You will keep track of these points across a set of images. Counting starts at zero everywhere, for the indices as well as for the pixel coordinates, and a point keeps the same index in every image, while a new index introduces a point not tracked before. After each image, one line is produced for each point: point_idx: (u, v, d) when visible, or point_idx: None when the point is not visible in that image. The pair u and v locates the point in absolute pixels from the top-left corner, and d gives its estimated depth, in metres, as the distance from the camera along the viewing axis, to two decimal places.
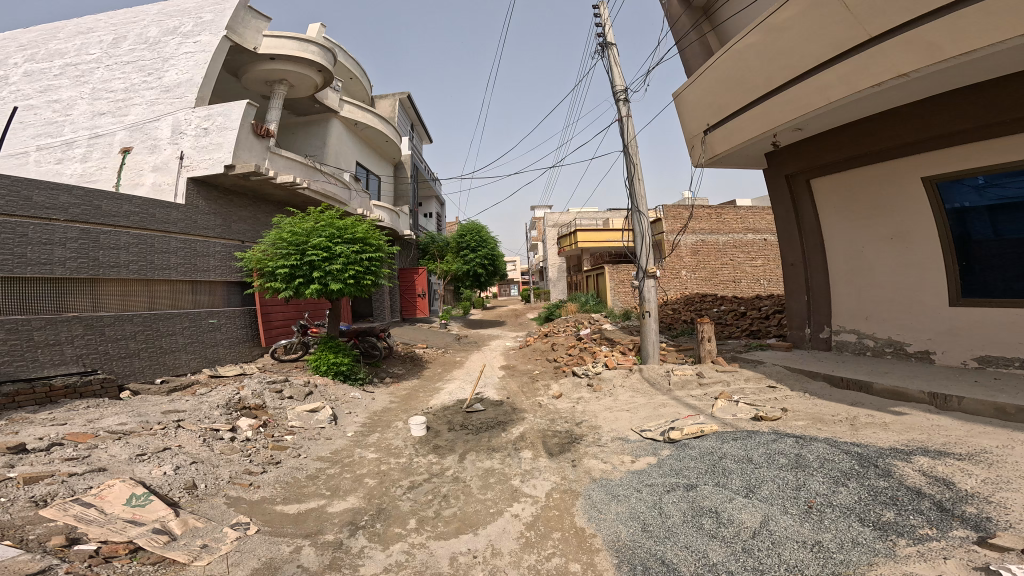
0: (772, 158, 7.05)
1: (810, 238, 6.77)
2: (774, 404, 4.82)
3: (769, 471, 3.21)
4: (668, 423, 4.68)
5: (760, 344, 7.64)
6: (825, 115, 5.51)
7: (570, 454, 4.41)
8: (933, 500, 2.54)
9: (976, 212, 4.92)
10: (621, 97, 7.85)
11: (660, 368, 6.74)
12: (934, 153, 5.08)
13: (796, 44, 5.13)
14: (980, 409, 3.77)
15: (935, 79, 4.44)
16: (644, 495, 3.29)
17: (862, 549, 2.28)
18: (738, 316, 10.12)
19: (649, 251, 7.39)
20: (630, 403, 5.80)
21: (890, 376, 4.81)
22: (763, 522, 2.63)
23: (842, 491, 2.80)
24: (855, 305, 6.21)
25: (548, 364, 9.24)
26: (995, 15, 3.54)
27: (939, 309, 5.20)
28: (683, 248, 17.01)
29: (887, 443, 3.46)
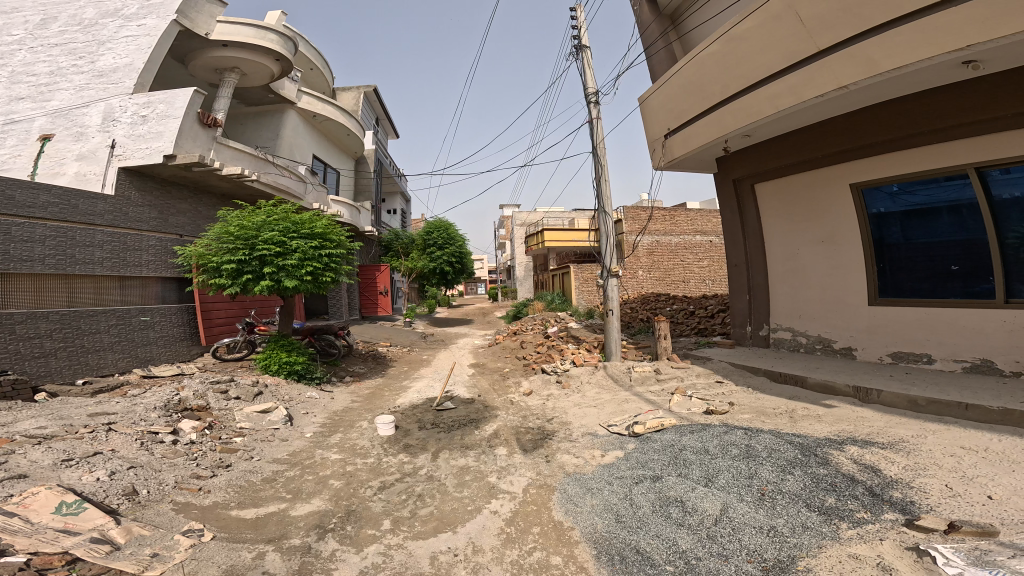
0: (722, 164, 7.49)
1: (752, 239, 7.23)
2: (722, 398, 5.16)
3: (723, 461, 3.43)
4: (632, 418, 4.87)
5: (707, 342, 8.09)
6: (773, 124, 5.89)
7: (542, 449, 4.48)
8: (865, 486, 2.82)
9: (892, 217, 5.46)
10: (592, 99, 8.01)
11: (622, 365, 6.98)
12: (861, 163, 5.56)
13: (751, 55, 5.48)
14: (895, 402, 4.20)
15: (868, 93, 4.86)
16: (616, 487, 3.41)
17: (812, 532, 2.49)
18: (688, 314, 10.68)
19: (613, 251, 7.57)
20: (598, 399, 5.97)
21: (823, 371, 5.26)
22: (723, 510, 2.81)
23: (790, 479, 3.05)
24: (790, 304, 6.72)
25: (516, 363, 9.30)
26: (924, 33, 3.90)
27: (860, 307, 5.73)
28: (641, 249, 17.70)
29: (825, 434, 3.79)
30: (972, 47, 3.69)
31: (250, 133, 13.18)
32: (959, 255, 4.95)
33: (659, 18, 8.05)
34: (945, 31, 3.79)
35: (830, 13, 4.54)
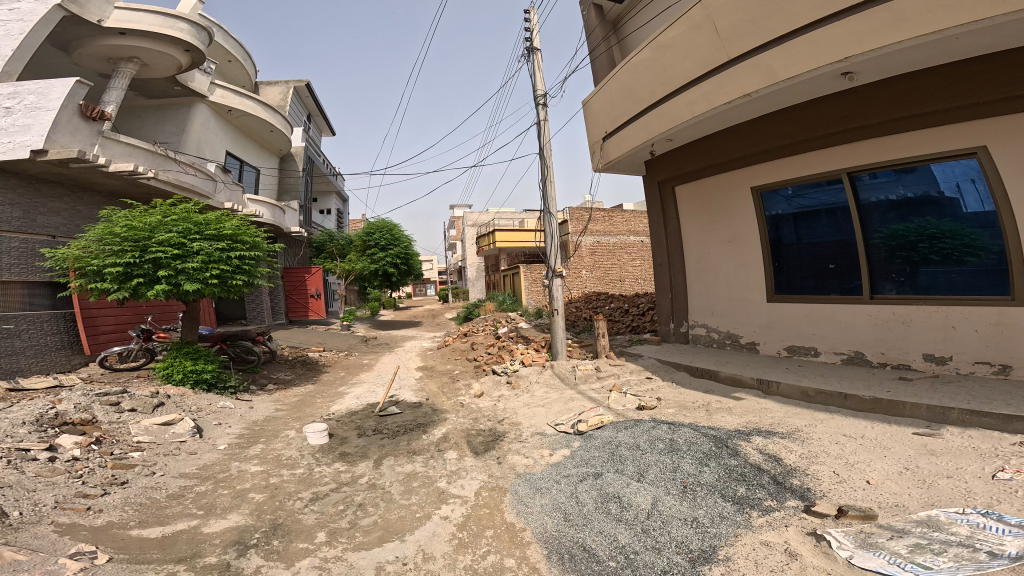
0: (651, 167, 8.01)
1: (673, 239, 7.80)
2: (652, 394, 5.52)
3: (652, 455, 3.69)
4: (577, 415, 5.09)
5: (639, 339, 8.65)
6: (692, 128, 6.38)
7: (493, 451, 4.51)
8: (770, 475, 3.19)
9: (786, 219, 6.12)
10: (541, 101, 8.11)
11: (568, 363, 7.18)
12: (765, 169, 6.18)
13: (675, 61, 5.88)
14: (791, 393, 4.78)
15: (768, 101, 5.39)
16: (563, 485, 3.52)
17: (728, 522, 2.76)
18: (625, 312, 11.29)
19: (558, 251, 7.79)
20: (545, 399, 6.12)
21: (731, 365, 5.84)
22: (654, 504, 3.03)
23: (707, 470, 3.35)
24: (704, 302, 7.37)
25: (466, 364, 9.24)
26: (812, 46, 4.38)
27: (760, 304, 6.42)
28: (584, 249, 18.45)
29: (735, 426, 4.22)
30: (848, 60, 4.20)
31: (148, 127, 11.78)
32: (836, 255, 5.61)
33: (603, 24, 8.37)
34: (825, 46, 4.29)
35: (739, 26, 4.99)
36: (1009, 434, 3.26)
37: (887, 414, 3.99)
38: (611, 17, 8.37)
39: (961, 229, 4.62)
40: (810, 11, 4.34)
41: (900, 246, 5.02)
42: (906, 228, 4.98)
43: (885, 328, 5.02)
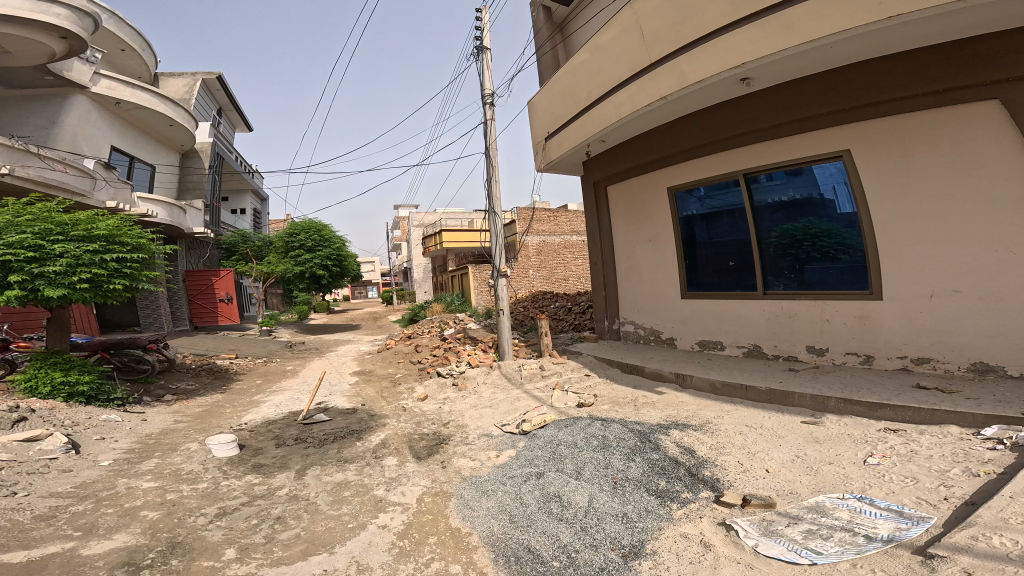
0: (588, 167, 8.34)
1: (606, 239, 8.18)
2: (590, 391, 5.78)
3: (587, 453, 3.87)
4: (522, 415, 5.17)
5: (580, 336, 9.01)
6: (623, 129, 6.69)
7: (439, 455, 4.45)
8: (685, 467, 3.49)
9: (696, 219, 6.62)
10: (488, 101, 8.05)
11: (515, 363, 7.26)
12: (681, 170, 6.64)
13: (608, 64, 6.14)
14: (702, 386, 5.26)
15: (684, 103, 5.77)
16: (508, 487, 3.57)
17: (653, 515, 2.98)
18: (568, 310, 11.64)
19: (503, 251, 7.84)
20: (492, 399, 6.14)
21: (656, 361, 6.28)
22: (590, 501, 3.19)
23: (634, 466, 3.59)
24: (632, 299, 7.83)
25: (410, 366, 9.00)
26: (718, 51, 4.72)
27: (676, 299, 6.96)
28: (530, 248, 18.85)
29: (658, 420, 4.55)
30: (745, 65, 4.57)
31: (13, 114, 10.98)
32: (735, 253, 6.19)
33: (550, 25, 8.55)
34: (726, 52, 4.66)
35: (659, 31, 5.30)
36: (875, 420, 3.82)
37: (781, 404, 4.53)
38: (558, 19, 8.55)
39: (832, 228, 5.24)
40: (718, 18, 4.69)
41: (789, 244, 5.62)
42: (794, 228, 5.58)
43: (775, 321, 5.68)
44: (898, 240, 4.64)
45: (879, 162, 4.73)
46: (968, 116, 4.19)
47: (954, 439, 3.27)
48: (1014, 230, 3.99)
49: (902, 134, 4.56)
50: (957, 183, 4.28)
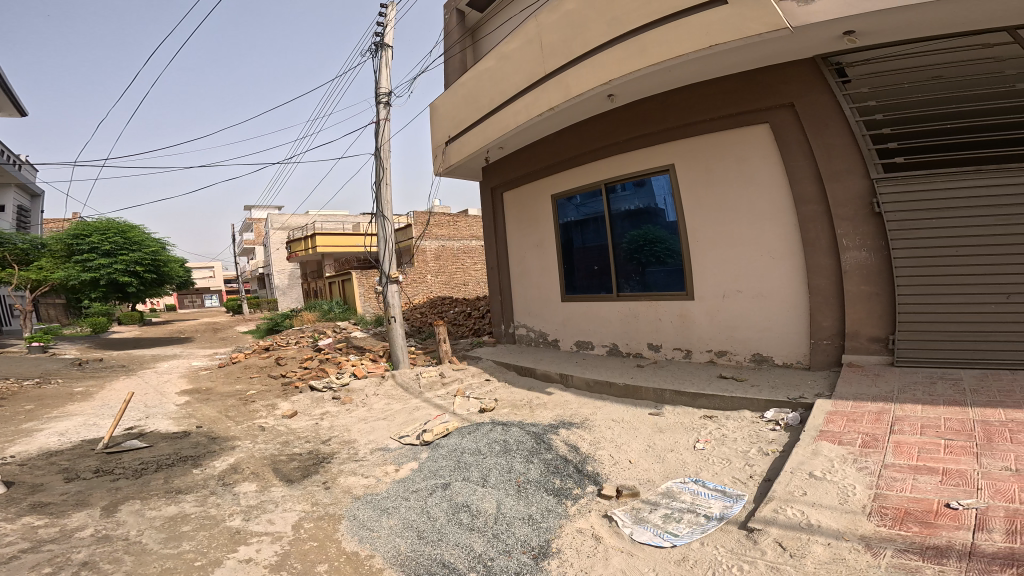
0: (487, 173, 8.54)
1: (502, 243, 8.45)
2: (490, 395, 5.91)
3: (491, 459, 3.92)
4: (422, 425, 5.01)
5: (479, 341, 9.13)
6: (519, 137, 6.96)
7: (319, 476, 4.07)
8: (573, 464, 3.77)
9: (573, 226, 7.11)
10: (382, 100, 7.68)
11: (411, 371, 7.12)
12: (563, 178, 7.14)
13: (509, 72, 6.38)
14: (581, 385, 5.75)
15: (566, 115, 6.20)
16: (412, 502, 3.42)
17: (554, 514, 3.15)
18: (468, 315, 11.70)
19: (392, 257, 7.52)
20: (384, 411, 5.83)
21: (547, 362, 6.67)
22: (498, 508, 3.24)
23: (533, 467, 3.76)
24: (523, 303, 8.20)
25: (272, 382, 7.95)
26: (594, 68, 5.14)
27: (558, 303, 7.47)
28: (428, 252, 18.52)
29: (548, 420, 4.84)
30: (612, 82, 5.02)
31: None
32: (598, 257, 6.77)
33: (462, 27, 8.55)
34: (601, 69, 5.08)
35: (555, 45, 5.64)
36: (696, 408, 4.62)
37: (635, 398, 5.17)
38: (470, 24, 8.60)
39: (660, 234, 6.01)
40: (598, 38, 5.12)
41: (635, 248, 6.28)
42: (636, 234, 6.26)
43: (627, 320, 6.43)
44: (704, 246, 5.59)
45: (694, 176, 5.62)
46: (750, 139, 5.17)
47: (749, 422, 4.13)
48: (772, 237, 5.10)
49: (708, 153, 5.48)
50: (743, 198, 5.27)
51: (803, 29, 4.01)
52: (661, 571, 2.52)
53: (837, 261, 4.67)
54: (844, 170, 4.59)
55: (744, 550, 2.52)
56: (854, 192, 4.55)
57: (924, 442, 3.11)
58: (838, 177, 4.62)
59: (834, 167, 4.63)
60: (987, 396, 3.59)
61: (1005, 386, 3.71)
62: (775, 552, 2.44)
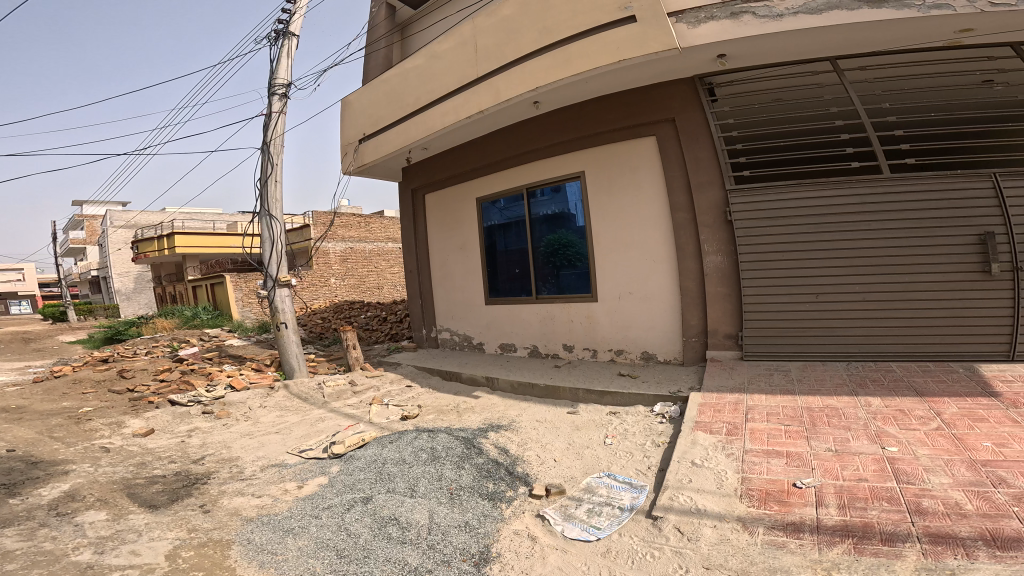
0: (405, 174, 8.33)
1: (421, 246, 8.30)
2: (413, 402, 5.69)
3: (418, 467, 3.76)
4: (329, 438, 4.64)
5: (397, 347, 8.80)
6: (443, 139, 6.90)
7: (194, 500, 3.56)
8: (505, 467, 3.77)
9: (496, 229, 7.19)
10: (278, 91, 7.12)
11: (310, 382, 6.65)
12: (484, 182, 7.23)
13: (438, 73, 6.27)
14: (506, 387, 5.80)
15: (487, 121, 6.29)
16: (324, 519, 3.15)
17: (490, 519, 3.11)
18: (382, 320, 11.22)
19: (279, 259, 7.01)
20: (275, 426, 5.31)
21: (473, 365, 6.64)
22: (431, 517, 3.11)
23: (465, 473, 3.67)
24: (446, 307, 8.07)
25: (113, 398, 6.67)
26: (521, 74, 5.28)
27: (481, 306, 7.47)
28: (332, 255, 17.41)
29: (478, 424, 4.79)
30: (538, 89, 5.17)
31: None
32: (520, 261, 6.92)
33: (390, 23, 8.20)
34: (528, 76, 5.23)
35: (489, 49, 5.65)
36: (603, 405, 4.92)
37: (555, 398, 5.36)
38: (400, 20, 8.30)
39: (571, 239, 6.30)
40: (530, 45, 5.23)
41: (552, 252, 6.52)
42: (552, 238, 6.50)
43: (545, 322, 6.64)
44: (603, 250, 5.99)
45: (597, 183, 5.99)
46: (637, 150, 5.66)
47: (643, 416, 4.50)
48: (655, 241, 5.61)
49: (605, 163, 5.91)
50: (632, 205, 5.74)
51: (690, 50, 4.60)
52: (594, 565, 2.63)
53: (700, 264, 5.28)
54: (706, 182, 5.22)
55: (653, 537, 2.74)
56: (712, 203, 5.20)
57: (770, 428, 3.65)
58: (701, 188, 5.24)
59: (698, 178, 5.25)
60: (808, 384, 4.33)
61: (819, 376, 4.51)
62: (676, 537, 2.69)
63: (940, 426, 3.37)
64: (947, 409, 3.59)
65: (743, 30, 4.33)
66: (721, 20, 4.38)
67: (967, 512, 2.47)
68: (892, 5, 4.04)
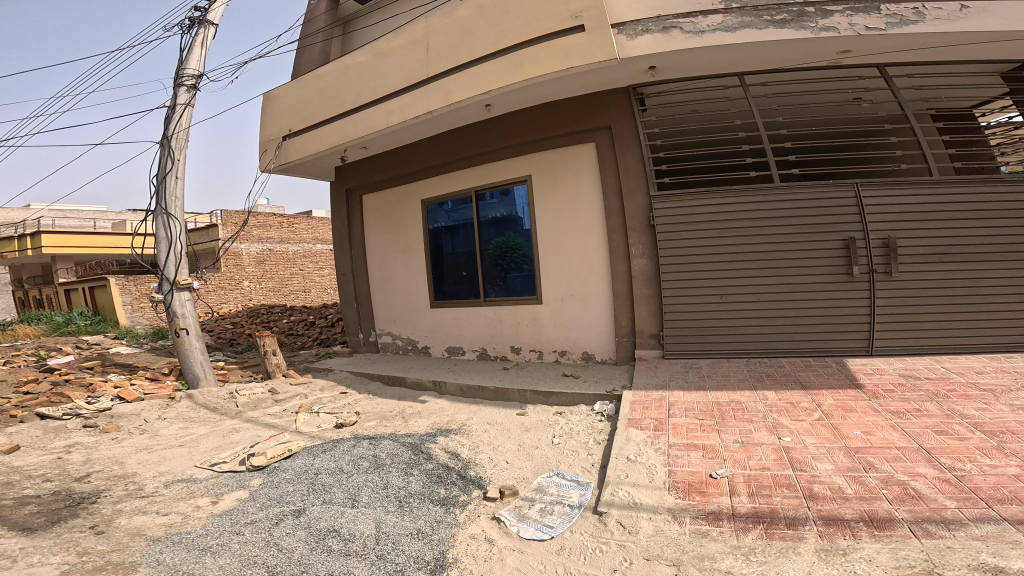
0: (339, 173, 7.97)
1: (357, 248, 7.97)
2: (350, 409, 5.39)
3: (359, 477, 3.54)
4: (247, 449, 4.25)
5: (328, 352, 8.35)
6: (383, 140, 6.67)
7: (82, 521, 3.08)
8: (456, 471, 3.67)
9: (442, 232, 7.07)
10: (188, 81, 6.49)
11: (219, 391, 6.17)
12: (427, 184, 7.10)
13: (382, 72, 6.06)
14: (455, 390, 5.68)
15: (431, 123, 6.17)
16: (248, 536, 2.86)
17: (444, 524, 3.00)
18: (308, 325, 10.58)
19: (177, 260, 6.39)
20: (178, 438, 4.77)
21: (417, 369, 6.44)
22: (378, 526, 2.93)
23: (413, 480, 3.51)
24: (386, 311, 7.79)
25: None
26: (470, 77, 5.26)
27: (426, 309, 7.29)
28: (246, 257, 16.20)
29: (426, 429, 4.63)
30: (490, 92, 5.16)
31: None
32: (467, 264, 6.85)
33: (331, 16, 7.86)
34: (478, 79, 5.20)
35: (441, 49, 5.54)
36: (551, 406, 4.98)
37: (504, 400, 5.33)
38: (342, 14, 7.97)
39: (519, 241, 6.35)
40: (485, 48, 5.19)
41: (500, 255, 6.52)
42: (501, 240, 6.51)
43: (491, 325, 6.62)
44: (546, 253, 6.10)
45: (542, 187, 6.09)
46: (576, 156, 5.85)
47: (585, 415, 4.62)
48: (591, 244, 5.81)
49: (546, 168, 6.05)
50: (570, 209, 5.92)
51: (627, 61, 4.86)
52: (550, 564, 2.62)
53: (629, 266, 5.56)
54: (634, 188, 5.51)
55: (600, 532, 2.81)
56: (638, 208, 5.49)
57: (688, 423, 3.89)
58: (630, 194, 5.52)
59: (627, 184, 5.52)
60: (716, 380, 4.70)
61: (725, 372, 4.88)
62: (620, 531, 2.79)
63: (821, 416, 3.78)
64: (825, 401, 4.03)
65: (673, 43, 4.64)
66: (654, 34, 4.66)
67: (848, 496, 2.77)
68: (792, 26, 4.52)
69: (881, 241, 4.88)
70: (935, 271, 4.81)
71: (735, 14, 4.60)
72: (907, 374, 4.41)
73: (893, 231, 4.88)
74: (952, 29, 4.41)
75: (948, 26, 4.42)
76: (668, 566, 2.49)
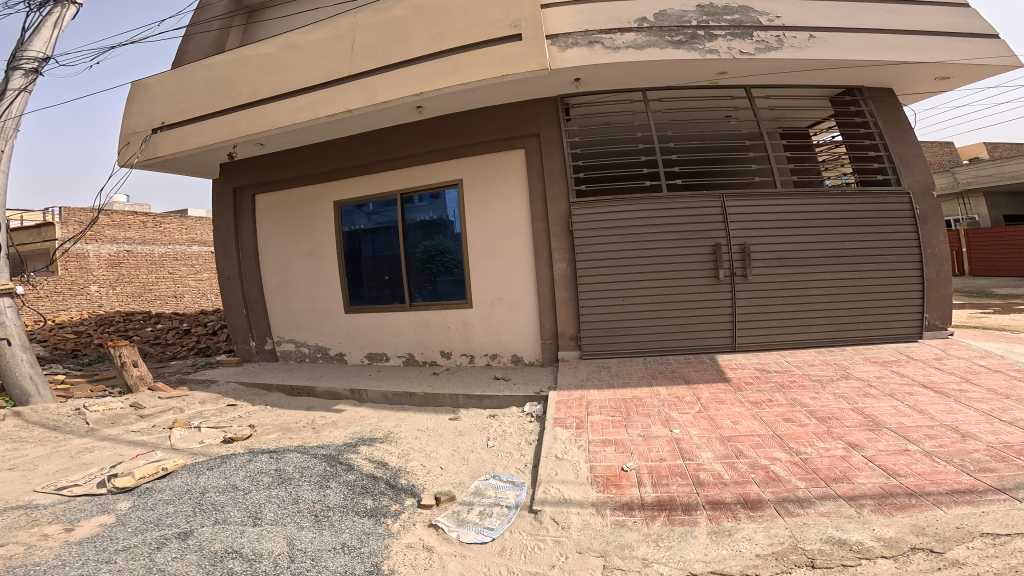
0: (227, 169, 7.06)
1: (250, 250, 7.11)
2: (243, 422, 4.70)
3: (261, 493, 3.08)
4: (107, 470, 3.46)
5: (208, 362, 7.27)
6: (288, 136, 6.07)
7: None
8: (385, 480, 3.40)
9: (359, 235, 6.62)
10: (25, 61, 5.32)
11: (60, 407, 4.98)
12: (340, 184, 6.61)
13: (291, 64, 5.52)
14: (377, 398, 5.29)
15: (349, 121, 5.76)
16: (119, 565, 2.31)
17: (375, 536, 2.74)
18: (179, 334, 9.07)
19: None
20: (2, 461, 3.73)
21: (331, 377, 5.88)
22: (291, 544, 2.56)
23: (331, 493, 3.16)
24: (286, 317, 7.03)
25: None
26: (401, 78, 5.03)
27: (337, 314, 6.74)
28: (93, 258, 13.47)
29: (344, 439, 4.23)
30: (424, 93, 4.98)
31: None
32: (390, 267, 6.51)
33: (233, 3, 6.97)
34: (409, 79, 5.01)
35: (368, 46, 5.23)
36: (484, 408, 4.90)
37: (435, 406, 5.10)
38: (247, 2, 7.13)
39: (448, 245, 6.21)
40: (420, 48, 5.03)
41: (427, 259, 6.30)
42: (429, 243, 6.30)
43: (414, 331, 6.35)
44: (473, 258, 6.05)
45: (472, 191, 6.03)
46: (501, 163, 5.92)
47: (515, 417, 4.62)
48: (516, 249, 5.90)
49: (473, 172, 6.02)
50: (497, 213, 5.96)
51: (558, 71, 5.10)
52: (493, 565, 2.53)
53: (552, 270, 5.75)
54: (554, 196, 5.73)
55: (537, 530, 2.80)
56: (559, 214, 5.72)
57: (601, 420, 4.09)
58: (552, 201, 5.73)
59: (551, 191, 5.73)
60: (623, 378, 5.03)
61: (627, 372, 5.21)
62: (554, 527, 2.81)
63: (700, 408, 4.25)
64: (702, 394, 4.55)
65: (597, 58, 4.97)
66: (581, 47, 4.97)
67: (726, 481, 3.13)
68: (687, 47, 5.10)
69: (739, 245, 5.68)
70: (779, 273, 5.70)
71: (644, 33, 5.09)
72: (760, 368, 5.15)
73: (748, 238, 5.70)
74: (802, 55, 5.30)
75: (800, 52, 5.30)
76: (597, 556, 2.56)
